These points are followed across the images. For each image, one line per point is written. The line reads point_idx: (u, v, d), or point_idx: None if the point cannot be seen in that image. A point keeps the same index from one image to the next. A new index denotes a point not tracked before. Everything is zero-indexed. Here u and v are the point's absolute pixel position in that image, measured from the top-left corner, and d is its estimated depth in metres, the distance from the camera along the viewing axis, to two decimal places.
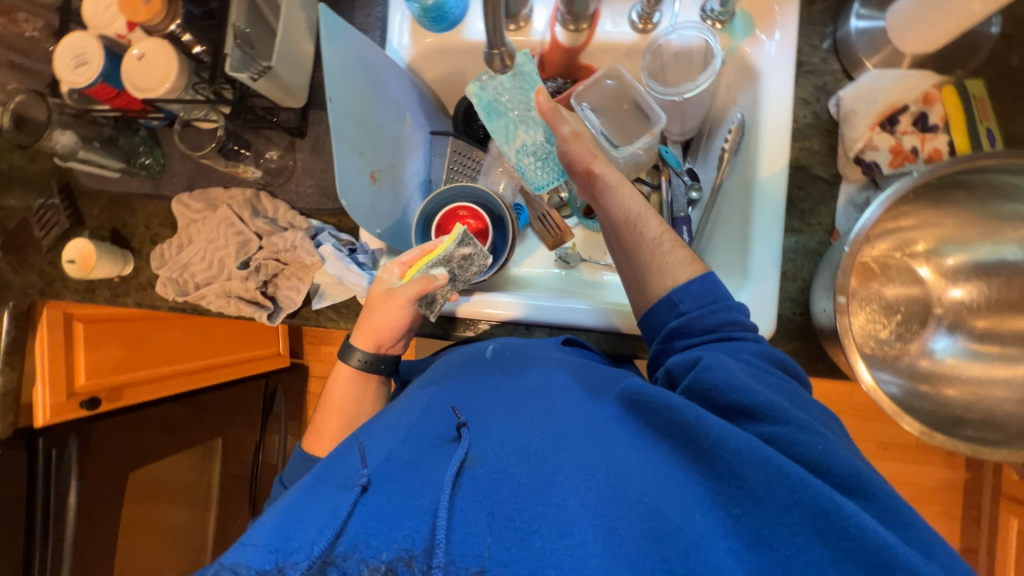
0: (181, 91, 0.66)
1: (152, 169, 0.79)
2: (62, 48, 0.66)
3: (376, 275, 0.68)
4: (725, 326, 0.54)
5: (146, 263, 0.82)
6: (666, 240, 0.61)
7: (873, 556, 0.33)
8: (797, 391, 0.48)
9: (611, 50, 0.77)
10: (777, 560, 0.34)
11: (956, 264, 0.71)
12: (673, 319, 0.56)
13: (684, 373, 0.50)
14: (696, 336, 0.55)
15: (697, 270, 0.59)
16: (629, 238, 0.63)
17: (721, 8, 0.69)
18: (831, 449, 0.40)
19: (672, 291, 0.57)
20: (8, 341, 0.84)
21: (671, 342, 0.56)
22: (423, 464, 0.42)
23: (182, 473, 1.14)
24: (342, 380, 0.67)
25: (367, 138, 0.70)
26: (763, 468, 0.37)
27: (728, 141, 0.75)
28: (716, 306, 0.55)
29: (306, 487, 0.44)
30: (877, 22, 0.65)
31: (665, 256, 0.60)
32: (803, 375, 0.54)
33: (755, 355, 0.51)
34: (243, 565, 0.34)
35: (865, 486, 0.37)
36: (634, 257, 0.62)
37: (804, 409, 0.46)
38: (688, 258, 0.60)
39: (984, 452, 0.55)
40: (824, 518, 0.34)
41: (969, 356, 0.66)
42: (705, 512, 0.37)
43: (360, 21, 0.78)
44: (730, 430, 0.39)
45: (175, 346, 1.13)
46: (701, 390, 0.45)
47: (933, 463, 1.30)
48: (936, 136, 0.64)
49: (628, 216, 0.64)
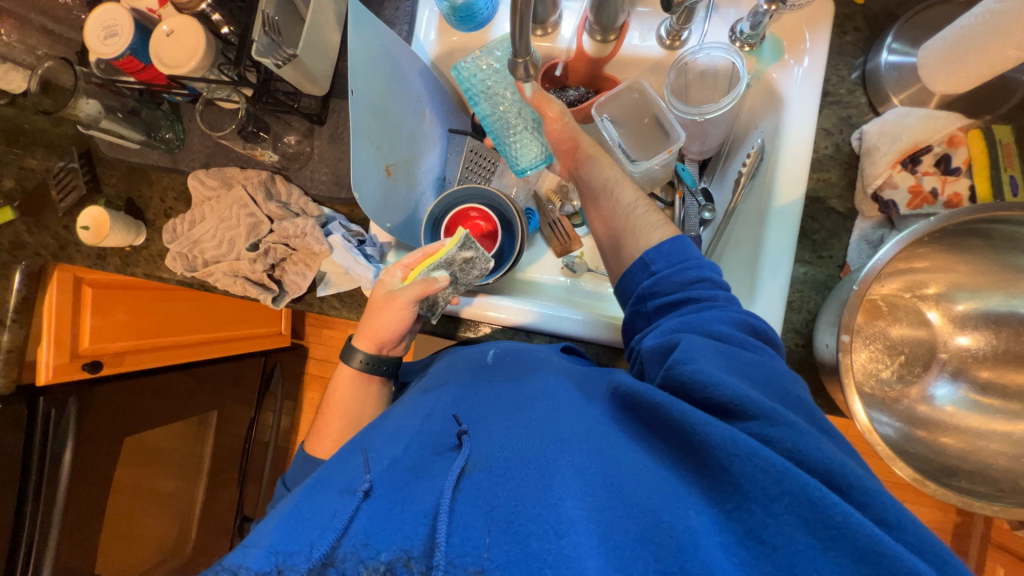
0: (206, 71, 0.66)
1: (172, 143, 0.81)
2: (94, 18, 0.67)
3: (380, 277, 0.69)
4: (695, 284, 0.56)
5: (159, 235, 0.83)
6: (640, 206, 0.67)
7: (857, 543, 0.33)
8: (773, 365, 0.48)
9: (637, 64, 0.77)
10: (769, 555, 0.34)
11: (966, 311, 0.70)
12: (645, 280, 0.60)
13: (661, 359, 0.50)
14: (667, 295, 0.57)
15: (668, 233, 0.63)
16: (607, 204, 0.69)
17: (750, 32, 0.67)
18: (808, 439, 0.39)
19: (645, 253, 0.61)
20: (19, 299, 0.86)
21: (643, 303, 0.59)
22: (423, 471, 0.42)
23: (176, 443, 1.15)
24: (345, 380, 0.67)
25: (385, 131, 0.70)
26: (750, 461, 0.37)
27: (745, 166, 0.74)
28: (686, 265, 0.58)
29: (306, 491, 0.43)
30: (908, 58, 0.65)
31: (638, 219, 0.66)
32: (778, 341, 0.54)
33: (729, 322, 0.51)
34: (243, 567, 0.33)
35: (838, 479, 0.37)
36: (611, 220, 0.69)
37: (786, 401, 0.44)
38: (661, 222, 0.65)
39: (975, 505, 0.54)
40: (810, 508, 0.34)
41: (969, 406, 0.66)
42: (698, 510, 0.37)
43: (388, 15, 0.77)
44: (716, 425, 0.39)
45: (178, 316, 1.15)
46: (675, 385, 0.45)
47: (925, 504, 1.29)
48: (958, 179, 0.63)
49: (606, 182, 0.70)
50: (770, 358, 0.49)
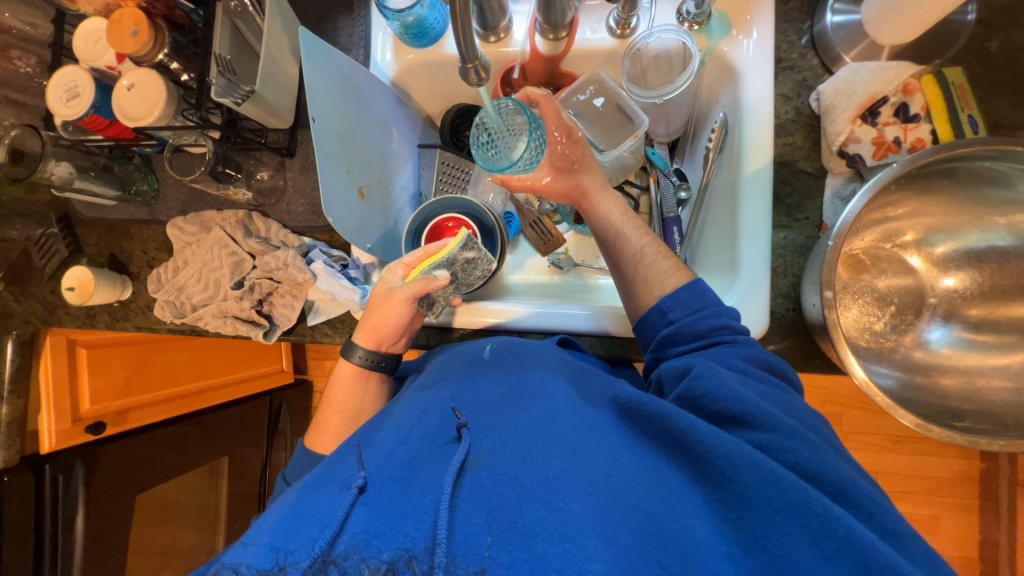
0: (170, 118, 0.67)
1: (147, 195, 0.81)
2: (55, 83, 0.68)
3: (381, 276, 0.69)
4: (714, 331, 0.55)
5: (145, 287, 0.83)
6: (650, 253, 0.63)
7: (859, 554, 0.33)
8: (789, 398, 0.48)
9: (591, 56, 0.78)
10: (771, 561, 0.35)
11: (946, 253, 0.70)
12: (663, 328, 0.57)
13: (678, 378, 0.49)
14: (687, 345, 0.55)
15: (684, 278, 0.60)
16: (612, 250, 0.66)
17: (696, 10, 0.69)
18: (817, 453, 0.40)
19: (660, 299, 0.59)
20: (13, 369, 0.86)
21: (663, 351, 0.57)
22: (423, 464, 0.42)
23: (186, 495, 1.15)
24: (342, 386, 0.67)
25: (354, 155, 0.71)
26: (756, 471, 0.37)
27: (712, 140, 0.75)
28: (704, 312, 0.56)
29: (305, 487, 0.44)
30: (853, 16, 0.66)
31: (648, 270, 0.62)
32: (796, 378, 0.54)
33: (746, 359, 0.51)
34: (244, 564, 0.34)
35: (844, 493, 0.38)
36: (619, 267, 0.65)
37: (797, 418, 0.45)
38: (674, 270, 0.61)
39: (981, 442, 0.55)
40: (815, 518, 0.35)
41: (964, 346, 0.66)
42: (702, 519, 0.38)
43: (344, 41, 0.78)
44: (721, 437, 0.40)
45: (177, 366, 1.14)
46: (690, 399, 0.45)
47: (947, 455, 1.27)
48: (919, 126, 0.64)
49: (609, 235, 0.67)
50: (786, 392, 0.49)
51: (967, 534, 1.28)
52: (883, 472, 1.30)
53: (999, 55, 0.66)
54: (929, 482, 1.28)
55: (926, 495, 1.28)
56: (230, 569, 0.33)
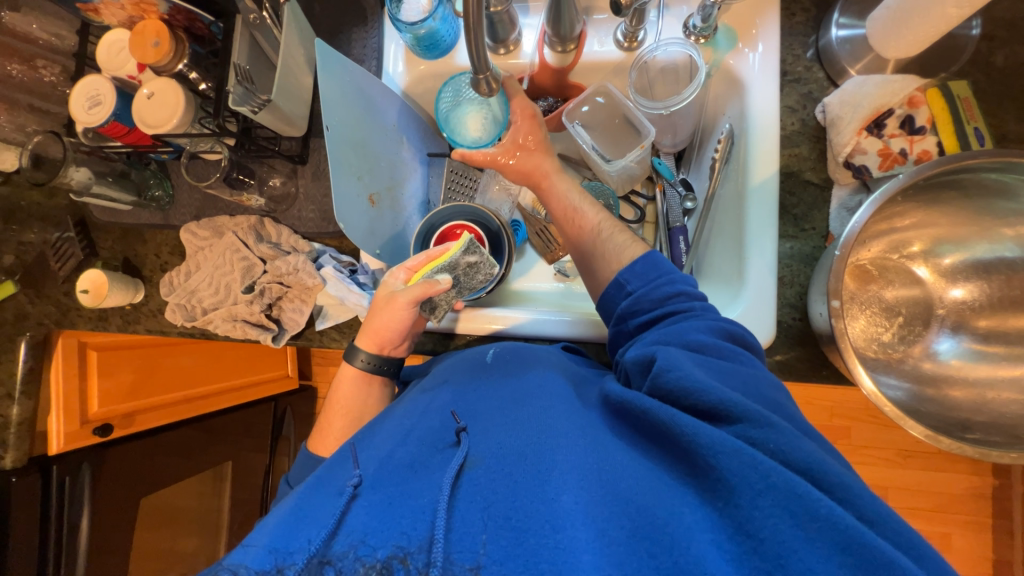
0: (188, 126, 0.69)
1: (162, 201, 0.83)
2: (78, 91, 0.70)
3: (383, 281, 0.69)
4: (670, 298, 0.55)
5: (156, 290, 0.85)
6: (606, 227, 0.65)
7: (841, 535, 0.33)
8: (752, 374, 0.46)
9: (598, 69, 0.80)
10: (758, 547, 0.34)
11: (954, 264, 0.70)
12: (622, 300, 0.58)
13: (642, 372, 0.49)
14: (646, 314, 0.56)
15: (639, 251, 0.62)
16: (590, 246, 0.65)
17: (703, 24, 0.70)
18: (790, 438, 0.38)
19: (619, 273, 0.60)
20: (25, 370, 0.87)
21: (624, 323, 0.58)
22: (423, 466, 0.42)
23: (192, 498, 1.15)
24: (347, 390, 0.68)
25: (365, 162, 0.72)
26: (737, 457, 0.37)
27: (718, 151, 0.75)
28: (660, 281, 0.57)
29: (306, 489, 0.44)
30: (857, 30, 0.67)
31: (606, 243, 0.64)
32: (758, 345, 0.53)
33: (708, 331, 0.50)
34: (244, 566, 0.34)
35: (824, 478, 0.36)
36: (579, 242, 0.67)
37: (764, 399, 0.44)
38: (630, 241, 0.63)
39: (993, 454, 0.54)
40: (796, 500, 0.34)
41: (974, 357, 0.66)
42: (691, 507, 0.37)
43: (357, 53, 0.80)
44: (703, 426, 0.39)
45: (186, 370, 1.15)
46: (660, 395, 0.44)
47: (959, 471, 1.25)
48: (925, 138, 0.65)
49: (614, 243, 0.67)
50: (750, 365, 0.48)
51: (981, 552, 1.26)
52: (892, 488, 1.28)
53: (1004, 69, 0.66)
54: (941, 498, 1.26)
55: (937, 511, 1.26)
56: (230, 570, 0.33)
